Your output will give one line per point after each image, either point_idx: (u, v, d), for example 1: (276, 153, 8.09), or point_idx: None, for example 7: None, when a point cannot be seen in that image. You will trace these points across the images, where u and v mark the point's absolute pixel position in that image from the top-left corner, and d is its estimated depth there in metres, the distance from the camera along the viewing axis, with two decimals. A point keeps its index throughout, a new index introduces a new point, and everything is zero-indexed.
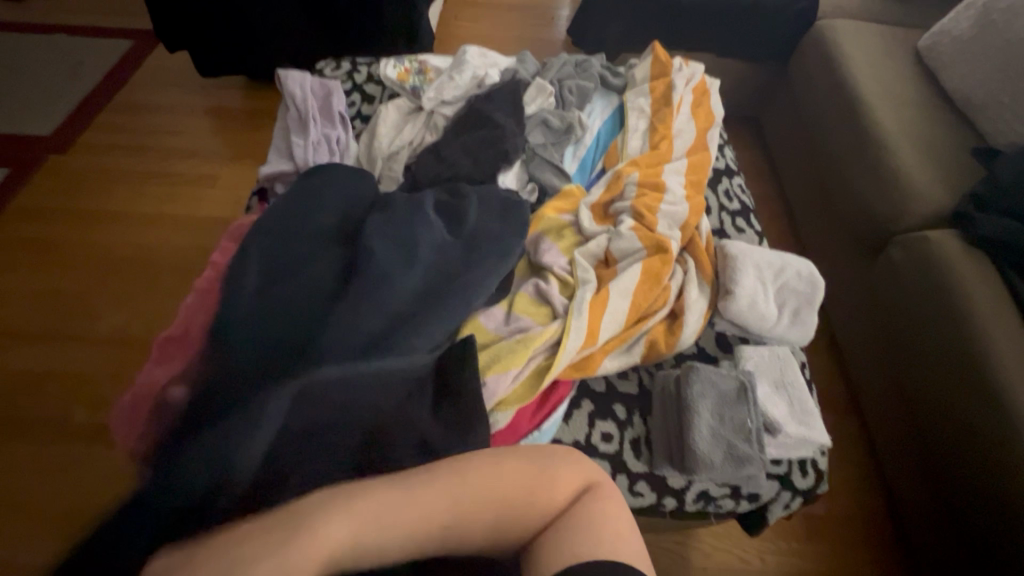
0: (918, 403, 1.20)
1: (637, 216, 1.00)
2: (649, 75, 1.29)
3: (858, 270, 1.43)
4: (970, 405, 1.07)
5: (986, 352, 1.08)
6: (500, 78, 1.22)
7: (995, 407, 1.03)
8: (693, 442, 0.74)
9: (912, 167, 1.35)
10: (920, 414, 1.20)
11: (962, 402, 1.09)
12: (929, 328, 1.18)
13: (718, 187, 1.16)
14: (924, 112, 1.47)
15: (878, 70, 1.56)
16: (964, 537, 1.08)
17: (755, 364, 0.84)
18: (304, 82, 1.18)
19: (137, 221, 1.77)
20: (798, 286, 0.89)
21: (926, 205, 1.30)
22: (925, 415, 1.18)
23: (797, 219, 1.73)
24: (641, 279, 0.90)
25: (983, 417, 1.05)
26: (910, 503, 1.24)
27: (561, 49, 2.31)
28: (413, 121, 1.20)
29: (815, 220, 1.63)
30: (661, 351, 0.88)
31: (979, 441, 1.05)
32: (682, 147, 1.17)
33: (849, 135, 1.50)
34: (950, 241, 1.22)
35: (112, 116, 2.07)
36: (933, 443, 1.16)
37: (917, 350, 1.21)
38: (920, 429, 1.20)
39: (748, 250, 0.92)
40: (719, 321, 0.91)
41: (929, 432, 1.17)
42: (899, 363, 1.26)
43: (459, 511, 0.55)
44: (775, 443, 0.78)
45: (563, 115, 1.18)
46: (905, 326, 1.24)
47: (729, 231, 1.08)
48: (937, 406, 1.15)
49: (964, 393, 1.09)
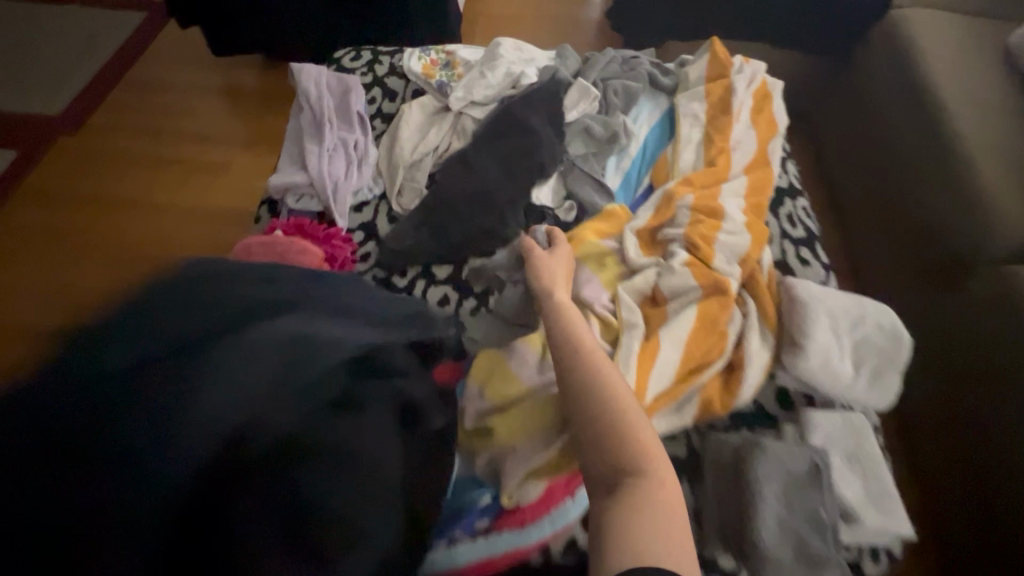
0: (987, 454, 1.08)
1: (691, 248, 0.88)
2: (704, 75, 1.14)
3: (922, 296, 1.29)
4: None
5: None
6: (538, 77, 1.09)
7: None
8: (757, 535, 0.64)
9: (996, 186, 1.19)
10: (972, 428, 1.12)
11: None
12: (1002, 369, 1.06)
13: (780, 210, 1.02)
14: (1011, 122, 1.30)
15: (958, 69, 1.38)
16: None
17: (826, 434, 0.74)
18: (319, 77, 1.06)
19: (148, 211, 1.71)
20: (878, 341, 0.77)
21: (1013, 231, 1.15)
22: (993, 469, 1.06)
23: (851, 232, 1.58)
24: (695, 326, 0.80)
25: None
26: (964, 557, 1.14)
27: (597, 31, 2.13)
28: (438, 124, 1.09)
29: (872, 236, 1.47)
30: (716, 412, 0.77)
31: None
32: (741, 163, 1.03)
33: (921, 143, 1.34)
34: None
35: (123, 94, 1.98)
36: (1000, 500, 1.05)
37: (989, 394, 1.08)
38: (985, 482, 1.08)
39: (820, 295, 0.81)
40: (782, 374, 0.80)
41: (977, 442, 1.11)
42: (956, 393, 1.16)
43: (615, 417, 0.61)
44: (850, 533, 0.68)
45: (608, 122, 1.05)
46: (966, 334, 1.15)
47: (793, 264, 0.95)
48: (989, 411, 1.08)
49: None
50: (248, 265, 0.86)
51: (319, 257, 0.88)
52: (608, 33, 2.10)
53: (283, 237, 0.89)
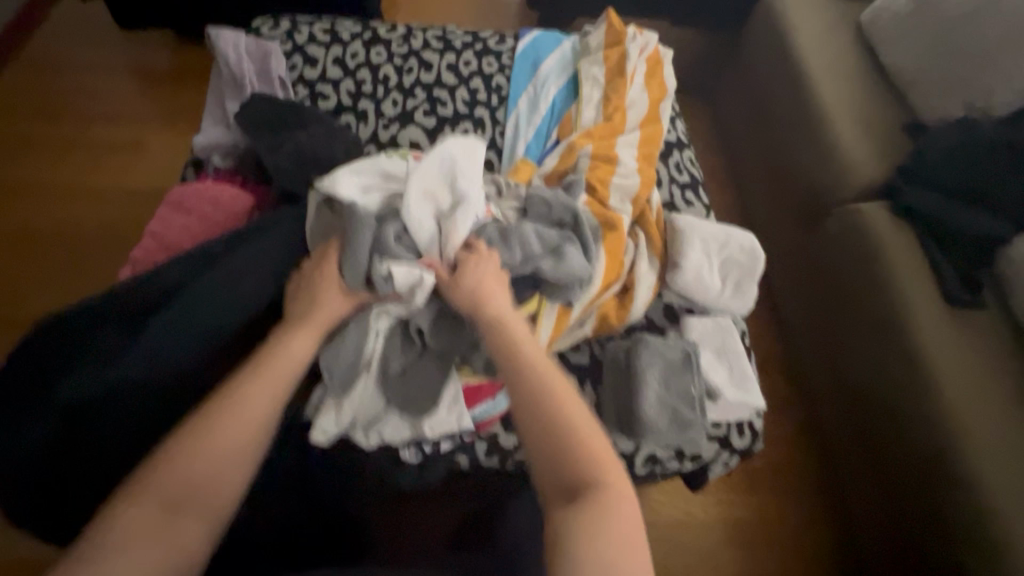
0: (862, 409, 1.20)
1: (591, 190, 1.00)
2: (603, 43, 1.27)
3: (798, 240, 1.44)
4: (908, 416, 1.09)
5: (936, 374, 1.07)
6: (468, 90, 1.23)
7: (930, 413, 1.05)
8: (641, 409, 0.80)
9: (848, 141, 1.37)
10: (896, 509, 1.12)
11: (900, 412, 1.11)
12: (862, 319, 1.21)
13: (668, 160, 1.17)
14: (861, 88, 1.47)
15: (821, 41, 1.55)
16: (892, 520, 1.13)
17: (699, 334, 0.90)
18: (237, 42, 1.08)
19: (57, 193, 1.61)
20: (742, 261, 0.94)
21: (858, 179, 1.32)
22: (869, 425, 1.18)
23: (753, 219, 1.67)
24: (606, 262, 0.89)
25: (903, 267, 1.17)
26: (844, 478, 1.29)
27: (516, 8, 2.18)
28: (371, 97, 1.20)
29: (773, 215, 1.55)
30: (612, 325, 0.89)
31: (912, 462, 1.07)
32: (635, 119, 1.16)
33: (793, 109, 1.50)
34: (960, 397, 1.05)
35: (13, 70, 1.81)
36: (870, 443, 1.18)
37: (858, 356, 1.21)
38: (862, 427, 1.21)
39: (695, 224, 0.95)
40: (667, 292, 0.94)
41: (882, 460, 1.15)
42: (881, 528, 1.17)
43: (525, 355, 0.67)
44: (716, 407, 0.85)
45: (504, 93, 1.23)
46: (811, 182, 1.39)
47: (678, 205, 1.11)
48: (897, 471, 1.11)
49: (899, 423, 1.10)
50: (180, 211, 0.87)
51: (252, 202, 0.89)
52: (526, 9, 2.17)
53: (214, 185, 0.89)
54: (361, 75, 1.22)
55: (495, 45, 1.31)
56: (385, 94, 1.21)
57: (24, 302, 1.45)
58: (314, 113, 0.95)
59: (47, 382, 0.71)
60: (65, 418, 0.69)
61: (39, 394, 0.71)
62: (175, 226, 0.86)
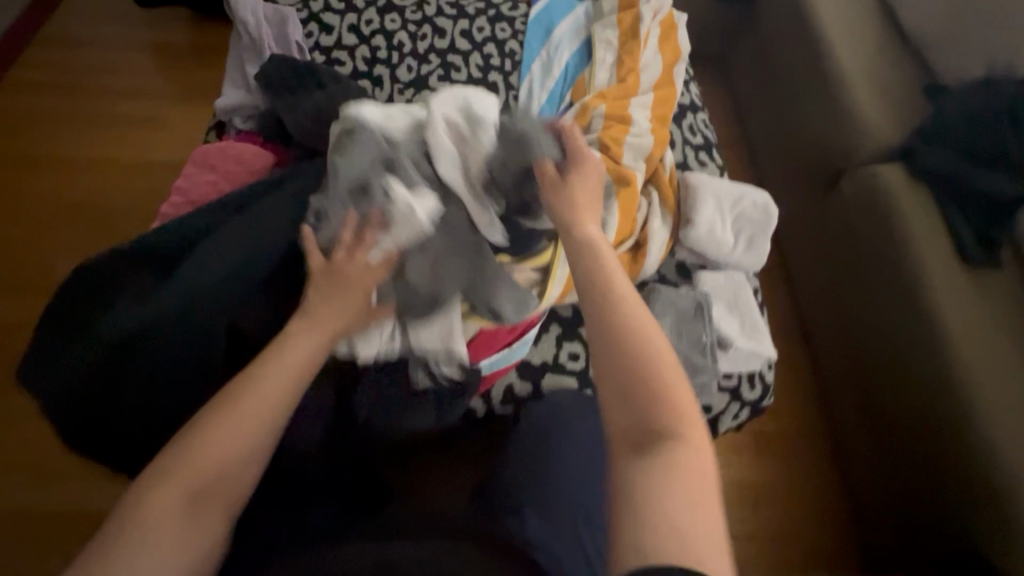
0: (879, 385, 1.19)
1: (603, 148, 1.00)
2: (616, 7, 1.26)
3: (814, 206, 1.43)
4: (929, 392, 1.06)
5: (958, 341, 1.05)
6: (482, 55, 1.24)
7: (951, 389, 1.03)
8: None
9: (865, 104, 1.35)
10: (921, 501, 1.09)
11: (920, 388, 1.08)
12: (879, 285, 1.19)
13: (681, 122, 1.17)
14: (878, 51, 1.45)
15: (839, 3, 1.52)
16: (914, 501, 1.11)
17: (710, 287, 0.92)
18: (256, 8, 1.19)
19: (81, 166, 1.66)
20: (755, 217, 0.95)
21: (874, 143, 1.30)
22: (891, 407, 1.15)
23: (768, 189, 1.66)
24: (621, 214, 0.89)
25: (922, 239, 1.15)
26: (856, 450, 1.29)
27: None
28: (385, 63, 1.21)
29: (788, 183, 1.54)
30: (626, 279, 0.91)
31: (940, 450, 1.03)
32: (649, 80, 1.16)
33: (809, 74, 1.49)
34: (999, 412, 0.99)
35: (35, 49, 1.85)
36: (892, 423, 1.15)
37: (877, 327, 1.19)
38: (878, 401, 1.19)
39: (709, 181, 0.96)
40: (680, 249, 0.96)
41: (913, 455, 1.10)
42: (910, 547, 1.12)
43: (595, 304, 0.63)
44: (726, 356, 0.88)
45: (517, 58, 1.24)
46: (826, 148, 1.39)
47: (691, 166, 1.11)
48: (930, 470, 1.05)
49: (925, 405, 1.07)
50: (205, 169, 0.91)
51: (272, 159, 0.92)
52: None
53: (237, 144, 0.93)
54: (376, 42, 1.22)
55: (508, 10, 1.30)
56: (400, 60, 1.22)
57: (53, 269, 1.49)
58: (332, 74, 0.98)
59: (84, 326, 0.75)
60: (99, 361, 0.73)
61: (80, 335, 0.75)
62: (201, 183, 0.90)
